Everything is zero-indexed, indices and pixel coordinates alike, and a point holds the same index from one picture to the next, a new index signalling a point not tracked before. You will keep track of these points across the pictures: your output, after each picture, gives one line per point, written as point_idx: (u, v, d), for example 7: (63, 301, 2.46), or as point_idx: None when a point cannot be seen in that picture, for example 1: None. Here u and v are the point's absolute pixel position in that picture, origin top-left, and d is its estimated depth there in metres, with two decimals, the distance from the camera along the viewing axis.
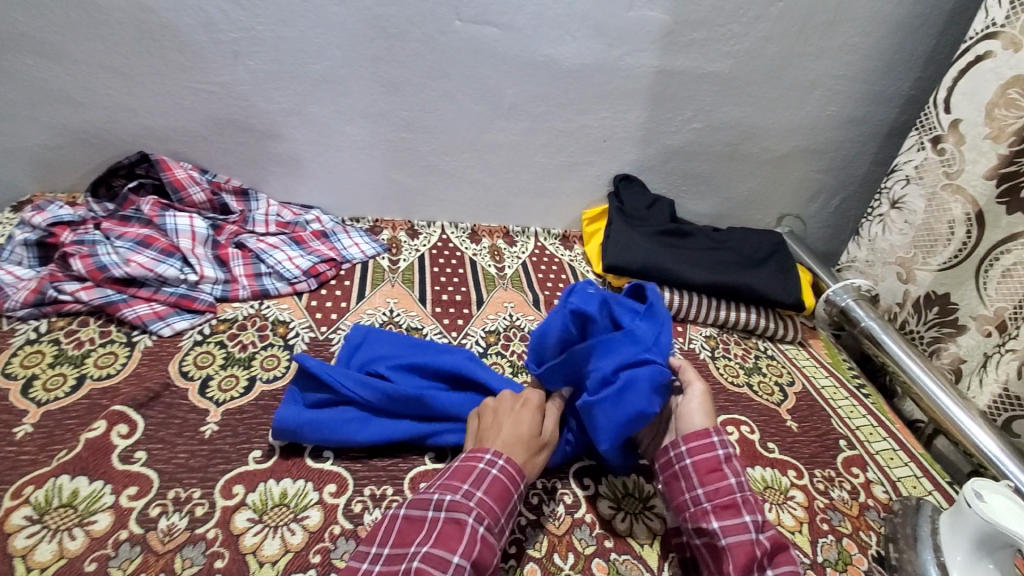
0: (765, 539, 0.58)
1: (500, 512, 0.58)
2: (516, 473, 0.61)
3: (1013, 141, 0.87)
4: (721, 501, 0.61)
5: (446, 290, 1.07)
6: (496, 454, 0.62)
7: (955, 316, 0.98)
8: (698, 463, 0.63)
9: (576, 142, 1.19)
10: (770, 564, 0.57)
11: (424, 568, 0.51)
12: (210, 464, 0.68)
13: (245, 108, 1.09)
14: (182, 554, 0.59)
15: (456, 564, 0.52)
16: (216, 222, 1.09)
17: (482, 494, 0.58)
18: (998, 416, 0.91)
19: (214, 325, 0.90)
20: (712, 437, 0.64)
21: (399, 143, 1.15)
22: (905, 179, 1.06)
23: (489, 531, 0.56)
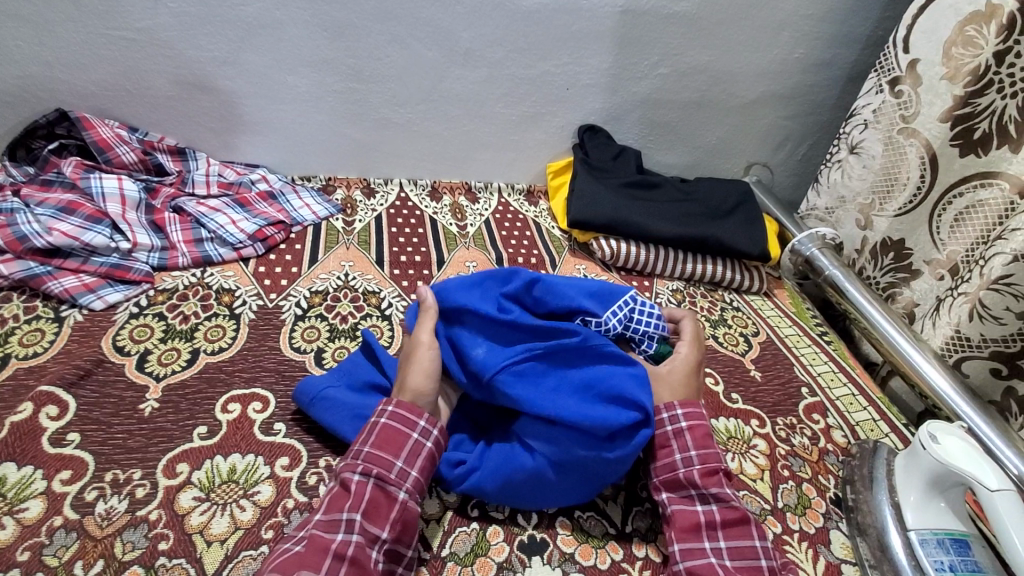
0: (712, 511, 0.60)
1: (392, 458, 0.57)
2: (407, 414, 0.59)
3: (969, 81, 0.85)
4: (667, 477, 0.63)
5: (405, 251, 1.02)
6: (384, 403, 0.60)
7: (910, 261, 0.99)
8: (649, 441, 0.66)
9: (538, 90, 1.13)
10: (722, 535, 0.59)
11: (316, 533, 0.52)
12: (151, 443, 0.64)
13: (174, 58, 0.99)
14: (123, 538, 0.55)
15: (347, 520, 0.53)
16: (150, 185, 1.01)
17: (369, 446, 0.57)
18: (948, 357, 0.90)
19: (152, 296, 0.84)
20: (661, 415, 0.65)
21: (348, 94, 1.07)
22: (863, 124, 1.04)
23: (380, 479, 0.55)
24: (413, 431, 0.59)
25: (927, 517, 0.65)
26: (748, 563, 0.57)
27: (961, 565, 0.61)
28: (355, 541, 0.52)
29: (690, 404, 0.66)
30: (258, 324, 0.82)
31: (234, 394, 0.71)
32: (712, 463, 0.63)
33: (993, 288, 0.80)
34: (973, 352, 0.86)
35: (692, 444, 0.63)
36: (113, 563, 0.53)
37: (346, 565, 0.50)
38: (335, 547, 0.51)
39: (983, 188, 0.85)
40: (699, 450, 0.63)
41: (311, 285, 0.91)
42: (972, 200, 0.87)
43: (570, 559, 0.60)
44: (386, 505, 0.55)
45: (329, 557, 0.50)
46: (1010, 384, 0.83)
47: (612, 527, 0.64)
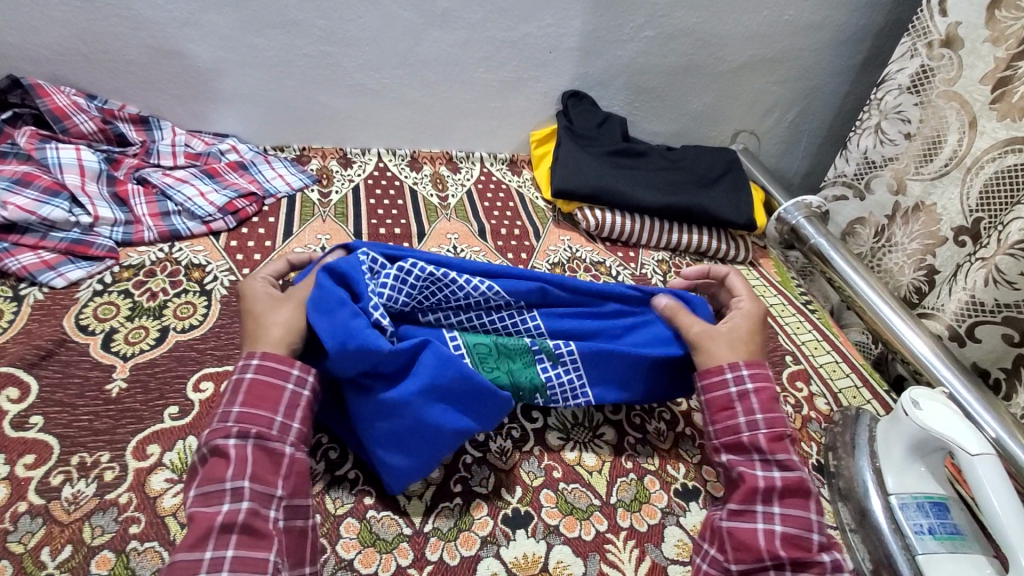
0: (776, 478, 0.57)
1: (270, 412, 0.54)
2: (275, 365, 0.57)
3: (1013, 43, 0.84)
4: (729, 440, 0.61)
5: (384, 223, 0.99)
6: (248, 358, 0.57)
7: (937, 227, 0.96)
8: (710, 402, 0.63)
9: (519, 54, 1.09)
10: (779, 501, 0.57)
11: (198, 509, 0.49)
12: (120, 424, 0.62)
13: (130, 19, 0.93)
14: (92, 522, 0.54)
15: (231, 490, 0.50)
16: (111, 155, 0.96)
17: (239, 406, 0.54)
18: (961, 324, 0.89)
19: (117, 272, 0.80)
20: (725, 374, 0.63)
21: (321, 58, 1.02)
22: (897, 89, 1.00)
23: (263, 438, 0.53)
24: (286, 382, 0.56)
25: (907, 482, 0.66)
26: (799, 533, 0.55)
27: (939, 527, 0.62)
28: (245, 507, 0.49)
29: (757, 364, 0.64)
30: (231, 300, 0.79)
31: (207, 372, 0.68)
32: (779, 428, 0.60)
33: (1009, 253, 0.80)
34: (986, 317, 0.86)
35: (757, 405, 0.61)
36: (82, 549, 0.52)
37: (238, 534, 0.48)
38: (222, 519, 0.49)
39: (1010, 154, 0.85)
40: (764, 414, 0.61)
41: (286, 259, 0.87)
42: (1000, 167, 0.86)
43: (555, 532, 0.60)
44: (268, 460, 0.52)
45: (217, 532, 0.48)
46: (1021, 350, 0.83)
47: (596, 499, 0.63)
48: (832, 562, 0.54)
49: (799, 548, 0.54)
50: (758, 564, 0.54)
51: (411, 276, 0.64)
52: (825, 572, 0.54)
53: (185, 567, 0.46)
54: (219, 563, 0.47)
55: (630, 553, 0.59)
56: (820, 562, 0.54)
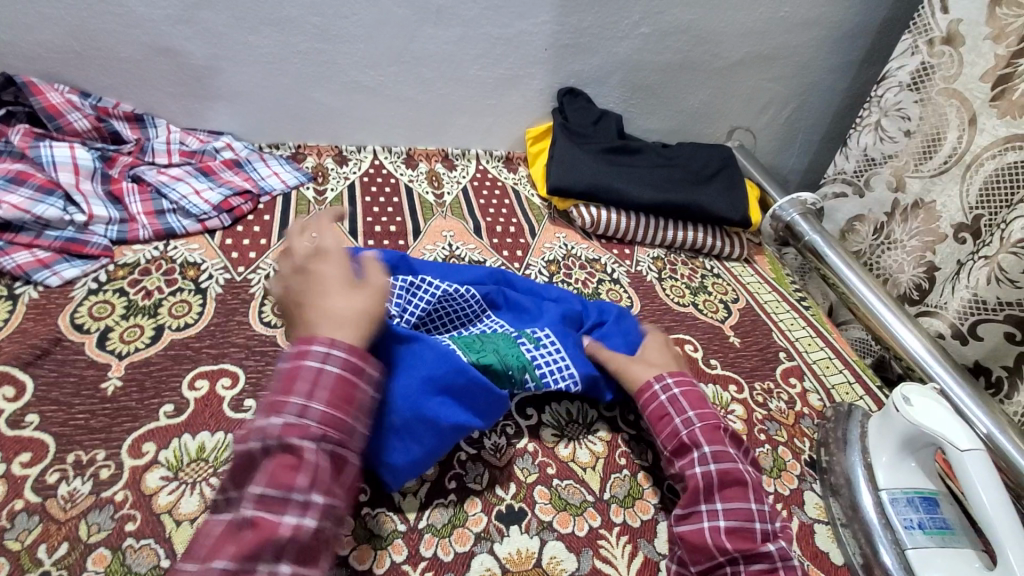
0: (712, 472, 0.59)
1: (349, 418, 0.51)
2: (357, 364, 0.53)
3: (1013, 40, 0.84)
4: (673, 444, 0.63)
5: (379, 221, 0.99)
6: (329, 347, 0.52)
7: (937, 224, 0.96)
8: (648, 416, 0.66)
9: (515, 51, 1.08)
10: (719, 497, 0.57)
11: (261, 513, 0.46)
12: (115, 423, 0.62)
13: (124, 17, 0.93)
14: (88, 520, 0.54)
15: (300, 503, 0.47)
16: (106, 153, 0.95)
17: (322, 404, 0.50)
18: (963, 322, 0.89)
19: (112, 271, 0.80)
20: (655, 387, 0.67)
21: (316, 55, 1.02)
22: (898, 86, 1.01)
23: (337, 446, 0.50)
24: (365, 386, 0.53)
25: (897, 477, 0.66)
26: (742, 525, 0.55)
27: (928, 522, 0.63)
28: (309, 524, 0.47)
29: (679, 373, 0.68)
30: (226, 298, 0.79)
31: (202, 370, 0.69)
32: (713, 424, 0.63)
33: (1011, 252, 0.80)
34: (989, 315, 0.86)
35: (688, 406, 0.64)
36: (78, 546, 0.52)
37: (295, 550, 0.45)
38: (286, 533, 0.45)
39: (1010, 151, 0.85)
40: (695, 411, 0.64)
41: None
42: (1001, 164, 0.86)
43: (548, 528, 0.60)
44: (336, 471, 0.50)
45: (281, 546, 0.45)
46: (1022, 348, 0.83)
47: (590, 495, 0.64)
48: (779, 551, 0.54)
49: (746, 539, 0.55)
50: (711, 562, 0.54)
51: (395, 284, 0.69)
52: (774, 563, 0.53)
53: None
54: None
55: (623, 548, 0.60)
56: (768, 552, 0.54)
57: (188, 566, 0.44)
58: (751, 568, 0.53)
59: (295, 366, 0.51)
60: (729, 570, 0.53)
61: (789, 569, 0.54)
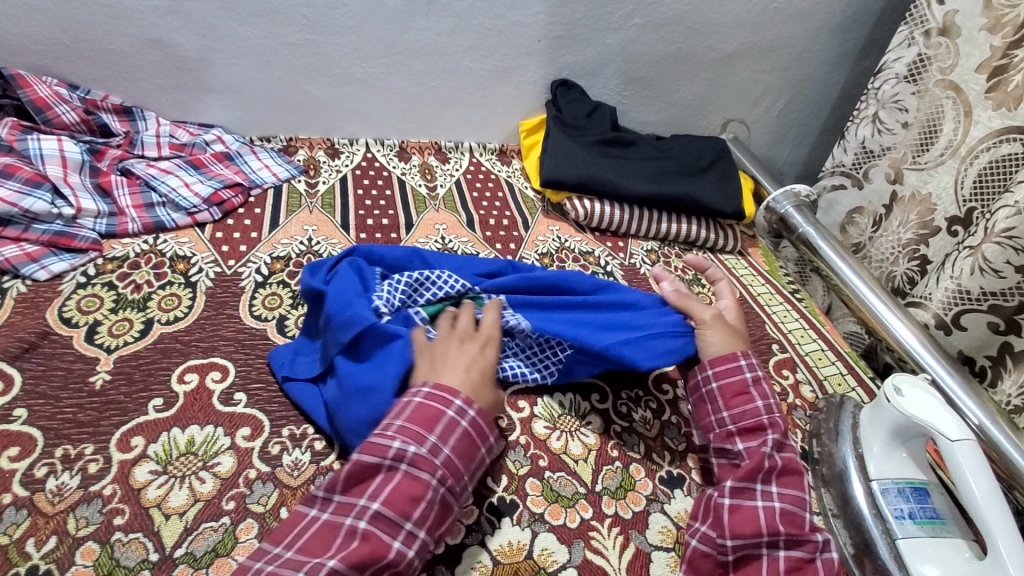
0: (780, 456, 0.60)
1: (466, 470, 0.53)
2: (483, 427, 0.55)
3: (1009, 31, 0.84)
4: (746, 424, 0.63)
5: (371, 214, 0.98)
6: (466, 405, 0.55)
7: (931, 218, 0.96)
8: (723, 388, 0.65)
9: (508, 43, 1.08)
10: (777, 480, 0.58)
11: (374, 531, 0.48)
12: (103, 417, 0.61)
13: (113, 8, 0.92)
14: (76, 514, 0.54)
15: (408, 533, 0.49)
16: (94, 146, 0.94)
17: (449, 451, 0.52)
18: (947, 313, 0.89)
19: (101, 265, 0.79)
20: (740, 361, 0.66)
21: (307, 46, 1.01)
22: (895, 78, 1.00)
23: (450, 493, 0.52)
24: (481, 445, 0.55)
25: (889, 467, 0.66)
26: (794, 509, 0.57)
27: (919, 512, 0.63)
28: (409, 557, 0.49)
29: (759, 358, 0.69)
30: (215, 292, 0.78)
31: (191, 364, 0.68)
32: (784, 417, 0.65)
33: (995, 241, 0.81)
34: (972, 305, 0.86)
35: (767, 392, 0.65)
36: (67, 540, 0.52)
37: (390, 573, 0.48)
38: (389, 559, 0.48)
39: (1005, 143, 0.85)
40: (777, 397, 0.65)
41: (272, 250, 0.87)
42: (995, 155, 0.86)
43: (540, 520, 0.60)
44: (444, 516, 0.52)
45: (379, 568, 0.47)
46: (1007, 338, 0.84)
47: (582, 487, 0.64)
48: (823, 543, 0.56)
49: (795, 525, 0.56)
50: (756, 539, 0.55)
51: (396, 284, 0.68)
52: (816, 550, 0.55)
53: None
54: None
55: (615, 539, 0.60)
56: (813, 539, 0.55)
57: (289, 555, 0.47)
58: (790, 553, 0.54)
59: (433, 407, 0.54)
60: (767, 552, 0.55)
61: (829, 563, 0.55)
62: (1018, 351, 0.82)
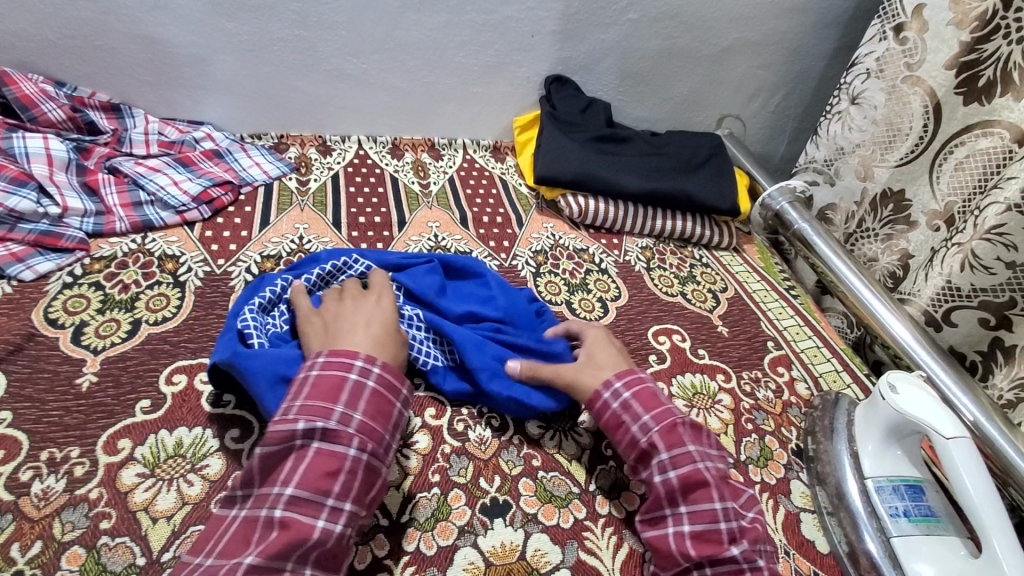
0: (671, 479, 0.56)
1: (383, 430, 0.53)
2: (392, 381, 0.55)
3: (977, 26, 0.83)
4: (635, 452, 0.60)
5: (364, 212, 0.97)
6: (368, 365, 0.55)
7: (908, 212, 0.97)
8: (604, 424, 0.62)
9: (501, 38, 1.06)
10: (682, 504, 0.55)
11: (292, 515, 0.46)
12: (90, 419, 0.61)
13: (98, 3, 0.90)
14: (62, 518, 0.53)
15: (331, 507, 0.48)
16: (82, 144, 0.93)
17: (360, 416, 0.52)
18: (938, 309, 0.89)
19: (88, 265, 0.78)
20: (603, 395, 0.62)
21: (297, 42, 1.00)
22: (865, 74, 1.00)
23: (373, 456, 0.51)
24: (397, 400, 0.55)
25: (884, 465, 0.66)
26: (708, 527, 0.54)
27: (914, 509, 0.63)
28: (338, 530, 0.47)
29: (629, 373, 0.64)
30: (205, 292, 0.77)
31: (180, 365, 0.67)
32: (670, 424, 0.59)
33: (985, 239, 0.80)
34: (963, 302, 0.86)
35: (641, 410, 0.60)
36: (52, 544, 0.51)
37: (323, 552, 0.47)
38: (318, 537, 0.46)
39: (984, 137, 0.84)
40: (650, 413, 0.60)
41: (263, 249, 0.86)
42: (973, 149, 0.86)
43: (533, 521, 0.59)
44: (369, 482, 0.51)
45: (308, 547, 0.45)
46: (997, 333, 0.83)
47: (576, 487, 0.63)
48: (744, 553, 0.52)
49: (712, 543, 0.53)
50: (677, 567, 0.53)
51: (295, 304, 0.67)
52: (742, 566, 0.51)
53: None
54: None
55: (608, 540, 0.59)
56: (733, 554, 0.52)
57: (210, 561, 0.44)
58: (718, 570, 0.51)
59: (333, 377, 0.53)
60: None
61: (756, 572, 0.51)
62: (1010, 346, 0.82)
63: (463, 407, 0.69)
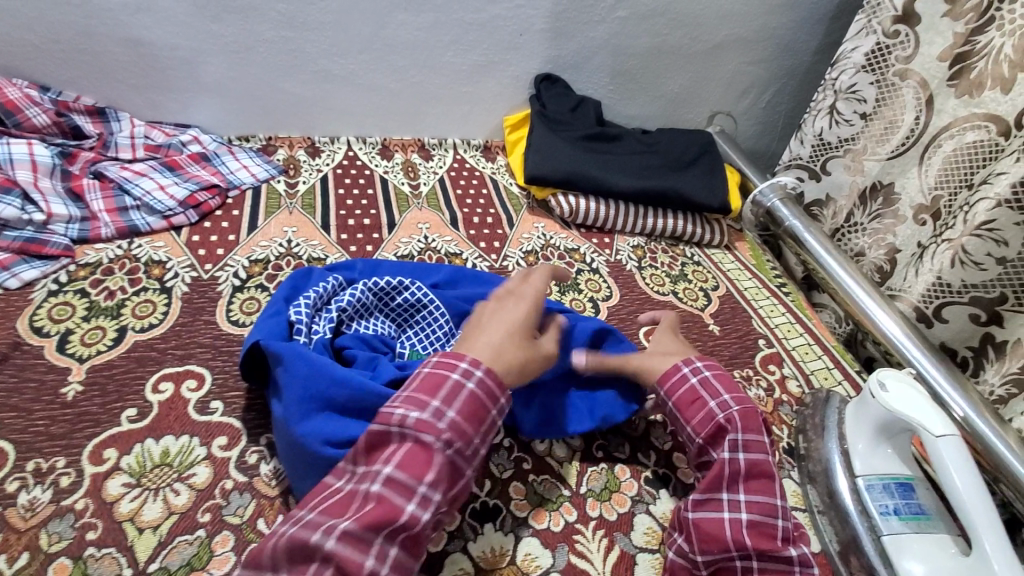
0: (739, 459, 0.57)
1: (474, 433, 0.52)
2: (491, 387, 0.54)
3: (972, 17, 0.83)
4: (706, 429, 0.60)
5: (353, 214, 0.97)
6: (472, 364, 0.54)
7: (897, 206, 0.96)
8: (677, 400, 0.63)
9: (489, 37, 1.06)
10: (743, 488, 0.56)
11: (386, 494, 0.47)
12: (76, 429, 0.60)
13: (80, 6, 0.89)
14: (48, 529, 0.52)
15: (422, 494, 0.48)
16: (67, 150, 0.92)
17: (454, 414, 0.51)
18: (929, 305, 0.89)
19: (73, 271, 0.77)
20: (683, 369, 0.64)
21: (283, 43, 0.99)
22: (854, 68, 0.99)
23: (461, 455, 0.51)
24: (492, 406, 0.54)
25: (874, 463, 0.66)
26: (763, 519, 0.54)
27: (904, 508, 0.63)
28: (425, 518, 0.48)
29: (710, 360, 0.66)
30: (192, 297, 0.77)
31: (166, 372, 0.67)
32: (751, 411, 0.61)
33: (975, 234, 0.80)
34: (954, 298, 0.86)
35: (721, 389, 0.63)
36: (38, 556, 0.51)
37: (404, 536, 0.47)
38: (405, 521, 0.46)
39: (971, 130, 0.84)
40: (731, 395, 0.62)
41: (250, 254, 0.85)
42: (959, 143, 0.86)
43: (523, 524, 0.59)
44: (454, 481, 0.50)
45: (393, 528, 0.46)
46: (988, 329, 0.84)
47: (567, 489, 0.63)
48: (799, 556, 0.53)
49: (766, 537, 0.53)
50: (725, 555, 0.53)
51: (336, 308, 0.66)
52: (792, 565, 0.52)
53: (355, 545, 0.44)
54: (382, 560, 0.45)
55: (599, 542, 0.59)
56: (787, 553, 0.52)
57: (311, 517, 0.46)
58: (764, 565, 0.52)
59: (436, 373, 0.53)
60: (741, 565, 0.52)
61: (807, 574, 0.52)
62: (1000, 342, 0.82)
63: None
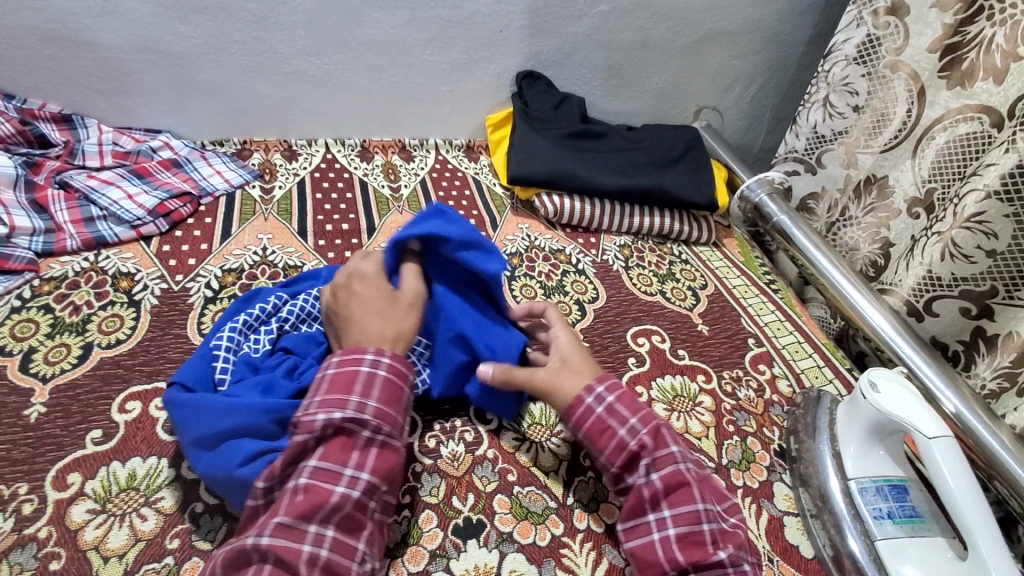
0: (654, 481, 0.55)
1: (398, 414, 0.54)
2: (400, 369, 0.55)
3: (960, 8, 0.81)
4: (620, 456, 0.57)
5: (331, 219, 0.94)
6: (378, 355, 0.55)
7: (890, 200, 0.95)
8: (587, 431, 0.59)
9: (468, 34, 1.03)
10: (666, 505, 0.55)
11: (314, 483, 0.49)
12: (39, 453, 0.57)
13: (40, 10, 0.86)
14: (9, 560, 0.50)
15: (348, 476, 0.50)
16: (31, 159, 0.89)
17: (375, 403, 0.53)
18: (919, 299, 0.88)
19: (36, 286, 0.74)
20: (586, 400, 0.59)
21: (256, 44, 0.96)
22: (845, 60, 0.98)
23: (389, 437, 0.53)
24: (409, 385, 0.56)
25: (866, 466, 0.65)
26: (691, 530, 0.53)
27: (898, 510, 0.62)
28: (355, 498, 0.50)
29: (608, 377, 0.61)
30: (162, 310, 0.74)
31: (134, 391, 0.64)
32: (655, 425, 0.58)
33: (965, 227, 0.79)
34: (945, 291, 0.84)
35: (626, 413, 0.58)
36: None
37: (340, 517, 0.49)
38: (335, 502, 0.49)
39: (962, 122, 0.83)
40: (636, 417, 0.58)
41: (223, 263, 0.82)
42: (952, 134, 0.84)
43: (508, 540, 0.57)
44: (389, 459, 0.52)
45: (325, 513, 0.48)
46: (979, 323, 0.83)
47: (553, 501, 0.61)
48: (729, 555, 0.51)
49: (696, 547, 0.52)
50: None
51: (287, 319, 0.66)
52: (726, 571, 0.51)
53: (290, 536, 0.47)
54: (321, 542, 0.48)
55: (587, 556, 0.57)
56: (718, 559, 0.51)
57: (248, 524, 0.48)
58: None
59: (347, 371, 0.54)
60: None
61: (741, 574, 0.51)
62: (992, 336, 0.81)
63: (435, 422, 0.66)
